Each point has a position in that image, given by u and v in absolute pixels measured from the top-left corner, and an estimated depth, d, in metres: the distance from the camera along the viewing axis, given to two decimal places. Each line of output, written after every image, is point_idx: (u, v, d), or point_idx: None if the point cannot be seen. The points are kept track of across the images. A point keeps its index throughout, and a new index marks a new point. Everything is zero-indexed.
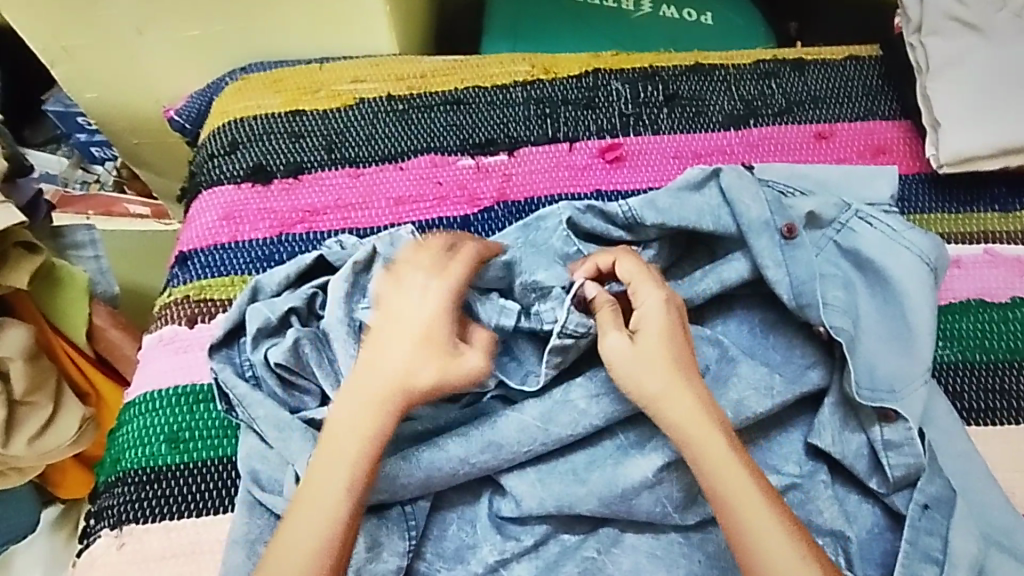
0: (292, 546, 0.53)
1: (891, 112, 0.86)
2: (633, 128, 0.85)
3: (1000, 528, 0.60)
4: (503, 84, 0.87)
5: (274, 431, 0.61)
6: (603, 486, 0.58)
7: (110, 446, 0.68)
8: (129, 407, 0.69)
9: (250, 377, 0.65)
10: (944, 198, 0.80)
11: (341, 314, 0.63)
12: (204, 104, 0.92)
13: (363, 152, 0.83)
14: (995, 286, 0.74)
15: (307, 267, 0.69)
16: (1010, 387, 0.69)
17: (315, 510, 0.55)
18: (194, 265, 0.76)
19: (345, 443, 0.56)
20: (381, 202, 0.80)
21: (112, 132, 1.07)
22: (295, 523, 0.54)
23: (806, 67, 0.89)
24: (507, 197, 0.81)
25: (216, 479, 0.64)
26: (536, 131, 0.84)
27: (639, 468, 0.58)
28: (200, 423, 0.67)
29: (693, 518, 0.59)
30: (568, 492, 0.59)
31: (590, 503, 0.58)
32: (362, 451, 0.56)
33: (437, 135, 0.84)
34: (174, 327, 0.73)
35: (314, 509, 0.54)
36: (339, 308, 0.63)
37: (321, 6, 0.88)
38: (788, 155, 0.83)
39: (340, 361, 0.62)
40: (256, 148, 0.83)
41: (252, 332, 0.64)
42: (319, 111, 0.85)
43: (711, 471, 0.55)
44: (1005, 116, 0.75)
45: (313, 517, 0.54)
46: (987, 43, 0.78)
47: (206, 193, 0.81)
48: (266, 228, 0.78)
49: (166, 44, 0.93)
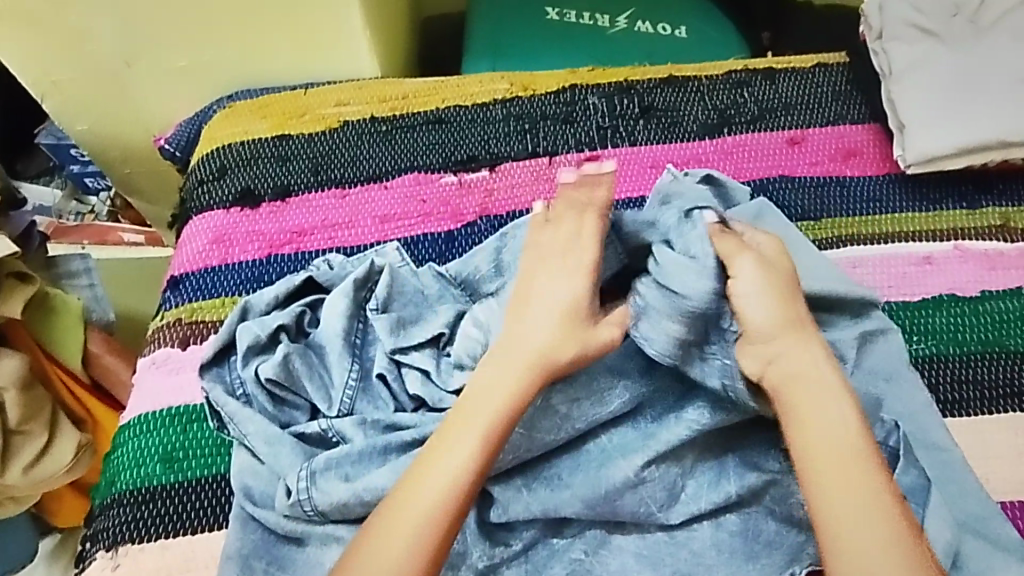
0: (412, 495, 0.55)
1: (861, 116, 0.88)
2: (611, 141, 0.87)
3: (974, 514, 0.62)
4: (483, 102, 0.90)
5: (264, 445, 0.62)
6: (587, 487, 0.60)
7: (106, 468, 0.70)
8: (123, 429, 0.71)
9: (241, 395, 0.65)
10: (915, 197, 0.82)
11: (340, 327, 0.66)
12: (193, 132, 0.94)
13: (348, 173, 0.85)
14: (965, 281, 0.76)
15: (296, 288, 0.71)
16: (983, 377, 0.71)
17: (440, 463, 0.56)
18: (186, 288, 0.78)
19: (486, 403, 0.59)
20: (367, 220, 0.82)
21: (105, 162, 1.10)
22: (429, 471, 0.56)
23: (777, 75, 0.91)
24: (490, 211, 0.83)
25: (210, 496, 0.66)
26: (516, 146, 0.87)
27: (620, 469, 0.60)
28: (194, 442, 0.68)
29: (676, 517, 0.61)
30: (552, 495, 0.60)
31: (575, 505, 0.59)
32: (503, 412, 0.58)
33: (421, 154, 0.86)
34: (167, 349, 0.74)
35: (445, 466, 0.56)
36: (339, 320, 0.66)
37: (304, 33, 0.91)
38: (763, 160, 0.85)
39: (336, 378, 0.65)
40: (244, 173, 0.85)
41: (242, 349, 0.65)
42: (305, 135, 0.88)
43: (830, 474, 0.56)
44: (970, 115, 0.78)
45: (447, 470, 0.56)
46: (945, 47, 0.81)
47: (197, 218, 0.83)
48: (255, 250, 0.80)
49: (154, 75, 0.96)
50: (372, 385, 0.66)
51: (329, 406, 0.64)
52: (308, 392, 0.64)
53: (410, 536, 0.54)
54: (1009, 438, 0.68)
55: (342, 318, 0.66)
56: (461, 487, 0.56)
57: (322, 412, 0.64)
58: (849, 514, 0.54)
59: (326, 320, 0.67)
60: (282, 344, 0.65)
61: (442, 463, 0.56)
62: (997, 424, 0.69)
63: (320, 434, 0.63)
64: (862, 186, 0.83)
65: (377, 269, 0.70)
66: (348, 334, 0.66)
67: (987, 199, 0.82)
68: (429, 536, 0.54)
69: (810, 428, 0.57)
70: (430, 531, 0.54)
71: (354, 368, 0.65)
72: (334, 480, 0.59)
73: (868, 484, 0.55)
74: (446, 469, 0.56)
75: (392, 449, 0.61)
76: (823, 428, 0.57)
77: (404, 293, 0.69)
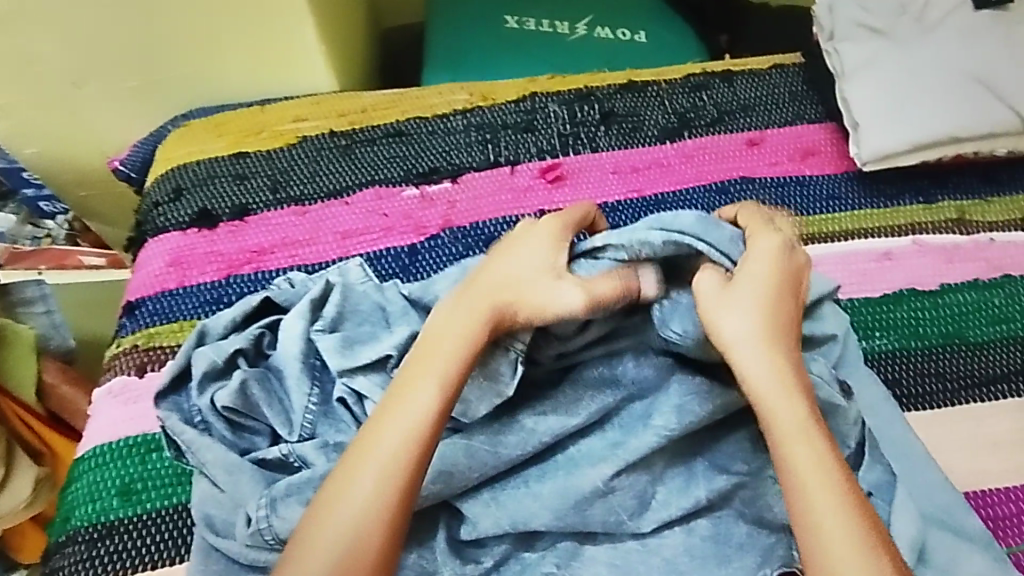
0: (365, 454, 0.55)
1: (817, 115, 0.89)
2: (572, 148, 0.87)
3: (939, 506, 0.62)
4: (443, 113, 0.89)
5: (223, 473, 0.60)
6: (555, 498, 0.59)
7: (61, 504, 0.67)
8: (79, 462, 0.68)
9: (199, 424, 0.63)
10: (873, 194, 0.83)
11: (297, 349, 0.65)
12: (148, 152, 0.91)
13: (308, 190, 0.84)
14: (924, 274, 0.77)
15: (252, 309, 0.69)
16: (945, 370, 0.72)
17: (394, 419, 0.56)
18: (143, 313, 0.76)
19: (439, 351, 0.59)
20: (328, 237, 0.81)
21: (58, 185, 1.07)
22: (383, 426, 0.56)
23: (735, 78, 0.92)
24: (453, 223, 0.82)
25: (171, 528, 0.64)
26: (477, 156, 0.86)
27: (589, 479, 0.59)
28: (153, 473, 0.66)
29: (646, 524, 0.60)
30: (520, 508, 0.59)
31: (545, 517, 0.59)
32: (455, 361, 0.58)
33: (381, 167, 0.85)
34: (123, 378, 0.72)
35: (399, 419, 0.56)
36: (297, 342, 0.65)
37: (258, 48, 0.90)
38: (723, 163, 0.86)
39: (295, 401, 0.63)
40: (200, 193, 0.83)
41: (197, 377, 0.63)
42: (262, 152, 0.86)
43: (809, 486, 0.54)
44: (920, 112, 0.79)
45: (403, 422, 0.56)
46: (894, 46, 0.82)
47: (152, 241, 0.81)
48: (213, 272, 0.78)
49: (105, 94, 0.94)
50: (333, 408, 0.64)
51: (290, 430, 0.63)
52: (268, 418, 0.63)
53: (346, 525, 0.52)
54: (970, 429, 0.69)
55: (300, 340, 0.65)
56: (398, 470, 0.54)
57: (283, 437, 0.63)
58: (836, 524, 0.53)
59: (284, 343, 0.65)
60: (239, 370, 0.63)
61: (376, 448, 0.55)
62: (959, 415, 0.70)
63: (282, 459, 0.62)
64: (821, 185, 0.84)
65: (331, 287, 0.69)
66: (307, 356, 0.65)
67: (942, 193, 0.83)
68: (369, 524, 0.53)
69: (788, 436, 0.56)
70: (369, 518, 0.53)
71: (314, 392, 0.64)
72: (296, 506, 0.58)
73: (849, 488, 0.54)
74: (401, 423, 0.56)
75: None
76: (802, 442, 0.55)
77: (358, 311, 0.68)
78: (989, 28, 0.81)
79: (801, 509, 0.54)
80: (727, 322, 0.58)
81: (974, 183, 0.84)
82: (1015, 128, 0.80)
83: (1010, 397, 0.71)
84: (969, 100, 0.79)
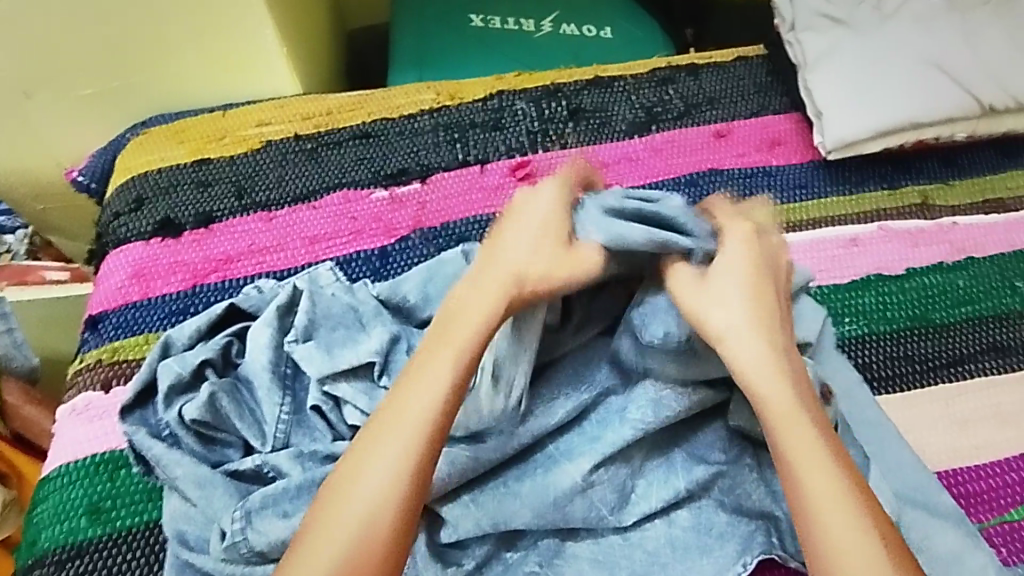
0: (386, 427, 0.55)
1: (782, 106, 0.90)
2: (541, 145, 0.86)
3: (913, 485, 0.63)
4: (410, 114, 0.88)
5: (195, 489, 0.59)
6: (534, 497, 0.59)
7: (27, 528, 0.65)
8: (44, 483, 0.66)
9: (168, 438, 0.62)
10: (839, 181, 0.84)
11: (266, 359, 0.63)
12: (107, 161, 0.89)
13: (274, 195, 0.82)
14: (891, 259, 0.79)
15: (218, 317, 0.68)
16: (914, 352, 0.73)
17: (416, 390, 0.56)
18: (105, 327, 0.74)
19: (460, 321, 0.58)
20: (296, 242, 0.79)
21: (15, 200, 1.04)
22: (404, 398, 0.56)
23: (700, 71, 0.92)
24: (424, 224, 0.81)
25: (142, 546, 0.62)
26: (446, 156, 0.85)
27: (568, 475, 0.59)
28: (122, 491, 0.65)
29: (628, 518, 0.60)
30: (501, 508, 0.59)
31: (525, 516, 0.58)
32: (476, 331, 0.58)
33: (348, 169, 0.84)
34: (88, 394, 0.70)
35: (422, 387, 0.55)
36: (265, 352, 0.64)
37: (217, 52, 0.88)
38: (691, 156, 0.86)
39: (266, 412, 0.62)
40: (162, 202, 0.81)
41: (163, 391, 0.62)
42: (225, 158, 0.84)
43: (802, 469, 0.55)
44: (880, 100, 0.81)
45: (426, 392, 0.55)
46: (853, 35, 0.84)
47: (114, 252, 0.79)
48: (178, 282, 0.76)
49: (60, 103, 0.91)
50: (307, 417, 0.63)
51: (263, 441, 0.62)
52: (240, 430, 0.62)
53: (359, 519, 0.52)
54: (941, 409, 0.70)
55: (268, 349, 0.64)
56: (410, 460, 0.53)
57: (256, 448, 0.62)
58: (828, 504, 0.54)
59: (252, 353, 0.64)
60: (207, 382, 0.62)
61: (385, 441, 0.54)
62: (930, 396, 0.71)
63: (256, 470, 0.60)
64: (788, 175, 0.84)
65: (299, 293, 0.68)
66: (276, 366, 0.64)
67: (906, 179, 0.85)
68: (384, 516, 0.52)
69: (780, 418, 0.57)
70: (382, 511, 0.52)
71: (285, 403, 0.63)
72: (272, 518, 0.57)
73: (829, 471, 0.55)
74: (423, 392, 0.55)
75: None
76: (795, 423, 0.56)
77: (330, 315, 0.66)
78: (944, 16, 0.83)
79: (794, 491, 0.55)
80: (715, 313, 0.59)
81: (935, 168, 0.86)
82: (973, 113, 0.82)
83: (977, 375, 0.72)
84: (928, 87, 0.81)
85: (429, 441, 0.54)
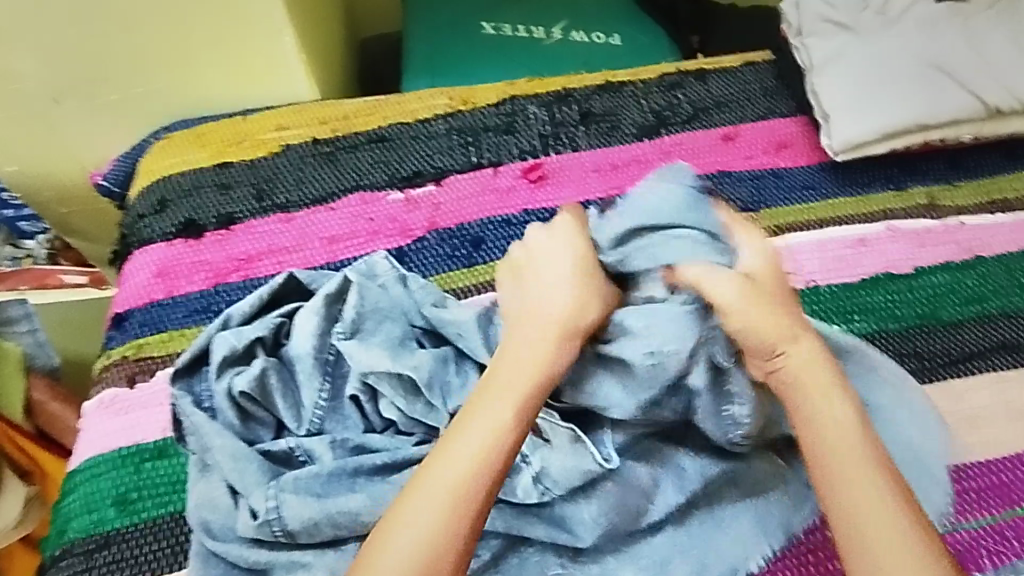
0: (428, 484, 0.53)
1: (789, 109, 0.92)
2: (553, 148, 0.88)
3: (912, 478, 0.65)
4: (424, 118, 0.91)
5: (229, 462, 0.60)
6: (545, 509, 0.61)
7: (55, 519, 0.67)
8: (73, 475, 0.68)
9: (209, 407, 0.64)
10: (846, 182, 0.86)
11: (310, 346, 0.65)
12: (130, 165, 0.91)
13: (294, 197, 0.84)
14: (898, 258, 0.80)
15: (278, 291, 0.70)
16: (922, 349, 0.74)
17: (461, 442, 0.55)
18: (130, 324, 0.76)
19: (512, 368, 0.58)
20: (315, 242, 0.81)
21: (38, 203, 1.06)
22: (447, 454, 0.54)
23: (708, 76, 0.94)
24: (439, 225, 0.83)
25: (168, 535, 0.64)
26: (459, 159, 0.87)
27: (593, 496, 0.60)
28: (148, 482, 0.66)
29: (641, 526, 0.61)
30: (517, 514, 0.60)
31: (539, 523, 0.60)
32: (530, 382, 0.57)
33: (365, 172, 0.86)
34: (114, 390, 0.72)
35: (463, 440, 0.55)
36: (310, 338, 0.65)
37: (237, 60, 0.91)
38: (701, 157, 0.88)
39: (307, 399, 0.64)
40: (185, 204, 0.83)
41: (216, 361, 0.64)
42: (245, 162, 0.87)
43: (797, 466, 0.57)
44: (885, 103, 0.82)
45: (469, 450, 0.54)
46: (857, 40, 0.85)
47: (138, 253, 0.81)
48: (201, 280, 0.78)
49: (84, 109, 0.94)
50: (342, 406, 0.64)
51: (298, 424, 0.64)
52: (279, 410, 0.64)
53: (406, 552, 0.51)
54: (949, 403, 0.71)
55: (313, 336, 0.65)
56: (456, 503, 0.52)
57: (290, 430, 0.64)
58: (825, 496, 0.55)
59: (297, 338, 0.65)
60: (259, 358, 0.64)
61: (435, 484, 0.53)
62: (937, 392, 0.72)
63: (288, 452, 0.62)
64: (796, 176, 0.86)
65: (349, 283, 0.69)
66: (320, 352, 0.65)
67: (913, 180, 0.86)
68: (437, 546, 0.51)
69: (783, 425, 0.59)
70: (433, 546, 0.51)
71: (325, 388, 0.64)
72: (305, 498, 0.58)
73: None
74: (468, 447, 0.54)
75: (363, 471, 0.60)
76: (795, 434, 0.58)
77: (378, 308, 0.67)
78: (947, 20, 0.85)
79: None
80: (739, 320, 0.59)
81: (941, 169, 0.87)
82: (979, 114, 0.83)
83: (984, 372, 0.73)
84: (933, 88, 0.82)
85: (476, 501, 0.53)
